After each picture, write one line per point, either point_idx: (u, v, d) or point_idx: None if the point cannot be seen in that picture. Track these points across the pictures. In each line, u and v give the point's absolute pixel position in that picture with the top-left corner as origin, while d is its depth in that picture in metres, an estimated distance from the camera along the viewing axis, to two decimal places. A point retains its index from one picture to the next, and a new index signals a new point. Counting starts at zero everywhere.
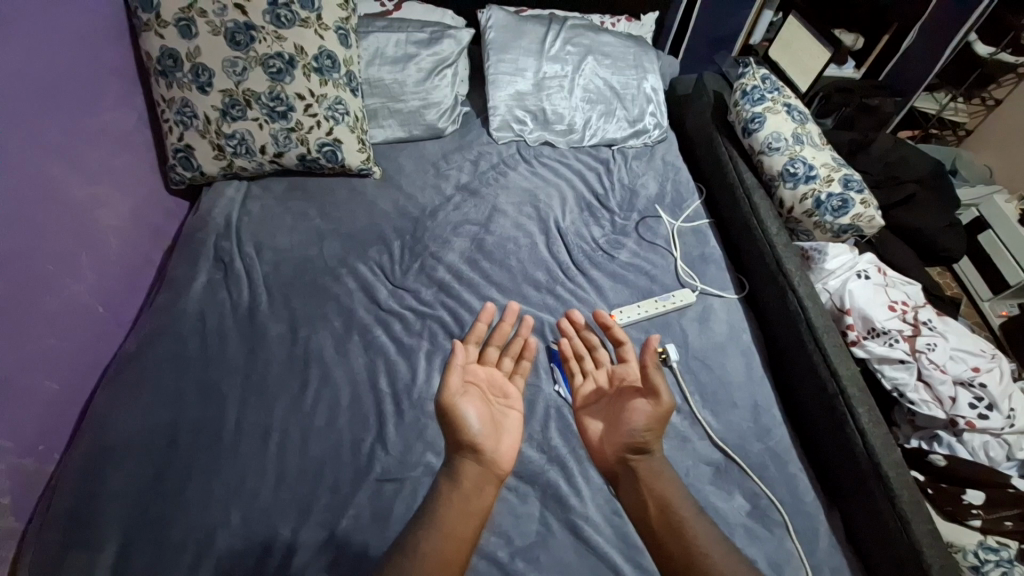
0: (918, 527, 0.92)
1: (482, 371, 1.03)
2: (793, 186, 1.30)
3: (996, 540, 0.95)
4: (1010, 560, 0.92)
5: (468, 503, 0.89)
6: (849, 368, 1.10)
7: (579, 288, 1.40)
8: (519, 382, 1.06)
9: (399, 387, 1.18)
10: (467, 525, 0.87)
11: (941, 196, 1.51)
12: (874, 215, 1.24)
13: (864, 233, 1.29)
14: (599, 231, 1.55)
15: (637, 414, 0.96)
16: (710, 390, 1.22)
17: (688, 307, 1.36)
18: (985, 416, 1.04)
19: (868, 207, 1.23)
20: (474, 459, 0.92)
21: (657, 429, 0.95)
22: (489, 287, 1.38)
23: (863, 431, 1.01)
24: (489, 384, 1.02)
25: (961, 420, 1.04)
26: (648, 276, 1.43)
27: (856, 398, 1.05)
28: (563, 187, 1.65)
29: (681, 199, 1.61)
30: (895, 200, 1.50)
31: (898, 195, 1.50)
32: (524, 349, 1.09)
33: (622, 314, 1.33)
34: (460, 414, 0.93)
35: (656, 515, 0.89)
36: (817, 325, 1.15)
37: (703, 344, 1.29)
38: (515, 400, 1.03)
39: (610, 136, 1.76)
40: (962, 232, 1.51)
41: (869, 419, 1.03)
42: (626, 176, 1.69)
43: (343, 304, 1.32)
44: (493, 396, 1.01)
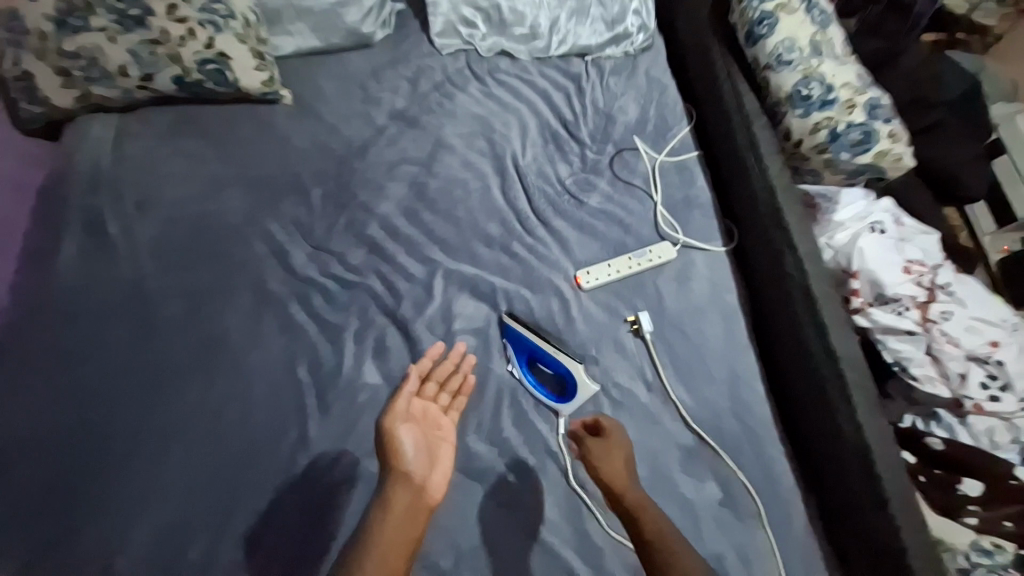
0: (903, 518, 0.83)
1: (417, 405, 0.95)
2: (804, 114, 1.04)
3: (990, 541, 0.86)
4: (1004, 566, 0.84)
5: (396, 533, 0.82)
6: (849, 347, 0.93)
7: (540, 243, 1.17)
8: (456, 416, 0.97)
9: (323, 376, 1.00)
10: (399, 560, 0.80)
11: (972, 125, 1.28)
12: (901, 154, 1.02)
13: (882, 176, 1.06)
14: (566, 169, 1.28)
15: (607, 467, 0.89)
16: (687, 364, 1.06)
17: (666, 264, 1.16)
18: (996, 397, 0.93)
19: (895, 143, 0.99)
20: (403, 493, 0.85)
21: (621, 473, 0.88)
22: (432, 246, 1.14)
23: (857, 412, 0.88)
24: (424, 423, 0.94)
25: (968, 402, 0.93)
26: (622, 226, 1.21)
27: (855, 381, 0.91)
28: (524, 112, 1.34)
29: (665, 126, 1.33)
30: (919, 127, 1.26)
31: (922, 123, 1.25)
32: (464, 387, 0.99)
33: (589, 275, 1.13)
34: (397, 441, 0.90)
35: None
36: (816, 291, 0.97)
37: (682, 307, 1.11)
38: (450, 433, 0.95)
39: (583, 42, 1.41)
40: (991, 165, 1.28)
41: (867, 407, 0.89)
42: (601, 97, 1.38)
43: (252, 274, 1.08)
44: (428, 430, 0.94)
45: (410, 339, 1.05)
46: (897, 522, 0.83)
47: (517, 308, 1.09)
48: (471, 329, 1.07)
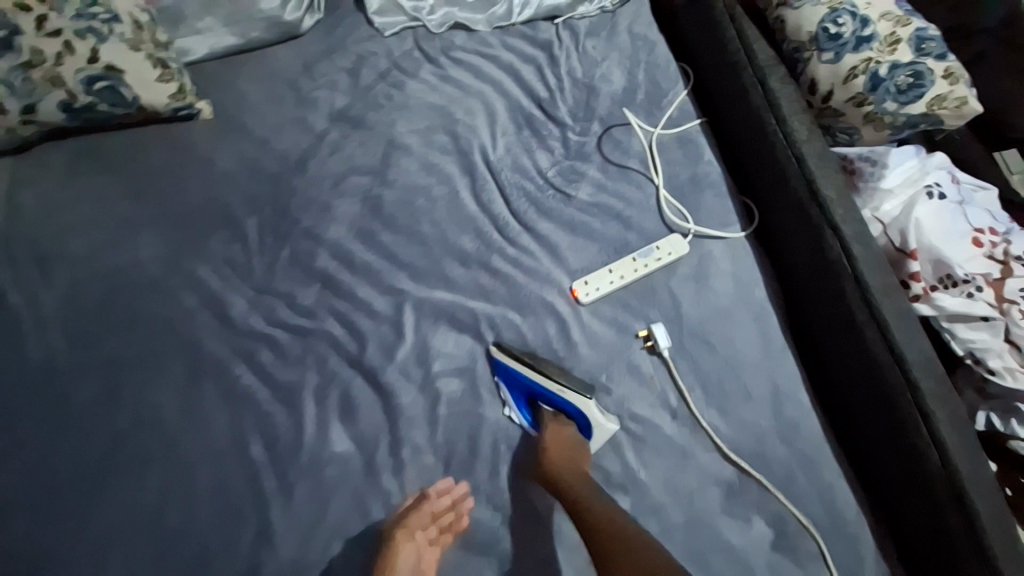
0: (998, 545, 0.68)
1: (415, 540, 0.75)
2: (834, 58, 0.83)
3: None
4: None
5: None
6: (918, 349, 0.76)
7: (525, 252, 0.97)
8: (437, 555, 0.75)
9: (282, 451, 0.83)
10: None
11: None
12: (965, 96, 0.77)
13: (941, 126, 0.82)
14: (547, 157, 1.07)
15: (551, 467, 0.78)
16: (715, 381, 0.89)
17: (678, 261, 0.97)
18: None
19: (955, 82, 0.77)
20: None
21: (575, 472, 0.78)
22: (397, 273, 0.94)
23: (935, 422, 0.72)
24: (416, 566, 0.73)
25: None
26: (619, 220, 1.01)
27: (931, 392, 0.73)
28: (490, 96, 1.13)
29: (659, 93, 1.12)
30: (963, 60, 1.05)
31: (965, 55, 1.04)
32: (455, 524, 0.77)
33: (587, 286, 0.94)
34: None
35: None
36: (873, 282, 0.78)
37: (702, 312, 0.93)
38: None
39: (550, 2, 1.18)
40: None
41: (947, 421, 0.72)
42: (579, 66, 1.16)
43: (183, 335, 0.90)
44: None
45: (381, 393, 0.86)
46: (993, 552, 0.68)
47: (506, 336, 0.90)
48: (454, 370, 0.88)
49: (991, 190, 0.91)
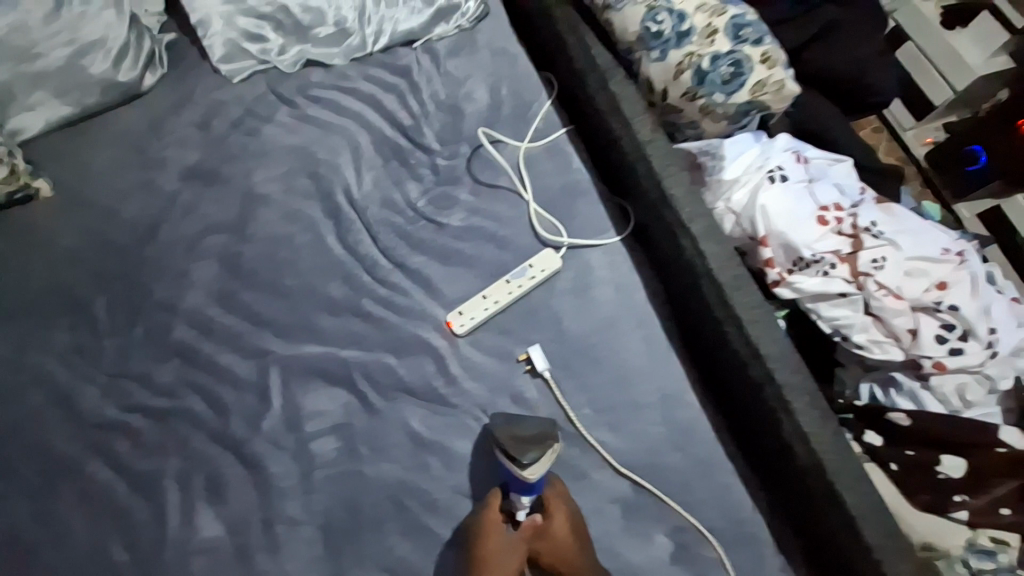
0: (872, 529, 0.67)
1: (504, 556, 0.71)
2: (661, 56, 0.82)
3: (992, 538, 0.70)
4: (1012, 568, 0.68)
5: None
6: (775, 340, 0.75)
7: (397, 291, 0.94)
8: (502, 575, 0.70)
9: (144, 550, 0.76)
10: None
11: (871, 16, 1.06)
12: (786, 79, 0.76)
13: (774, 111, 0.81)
14: (417, 187, 1.04)
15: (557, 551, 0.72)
16: (603, 395, 0.86)
17: (556, 276, 0.94)
18: (954, 346, 0.74)
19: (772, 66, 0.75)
20: None
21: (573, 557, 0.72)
22: (262, 333, 0.89)
23: (794, 413, 0.72)
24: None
25: (926, 362, 0.74)
26: (494, 242, 0.98)
27: (790, 383, 0.73)
28: (353, 130, 1.09)
29: (525, 105, 1.09)
30: (808, 37, 1.06)
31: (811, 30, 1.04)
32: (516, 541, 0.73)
33: (464, 317, 0.91)
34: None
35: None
36: (724, 279, 0.77)
37: (583, 326, 0.91)
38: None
39: (404, 27, 1.15)
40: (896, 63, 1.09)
41: (806, 408, 0.72)
42: (443, 87, 1.12)
43: (29, 437, 0.83)
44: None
45: (251, 467, 0.81)
46: (865, 536, 0.66)
47: (384, 383, 0.87)
48: (330, 427, 0.84)
49: (843, 158, 0.90)
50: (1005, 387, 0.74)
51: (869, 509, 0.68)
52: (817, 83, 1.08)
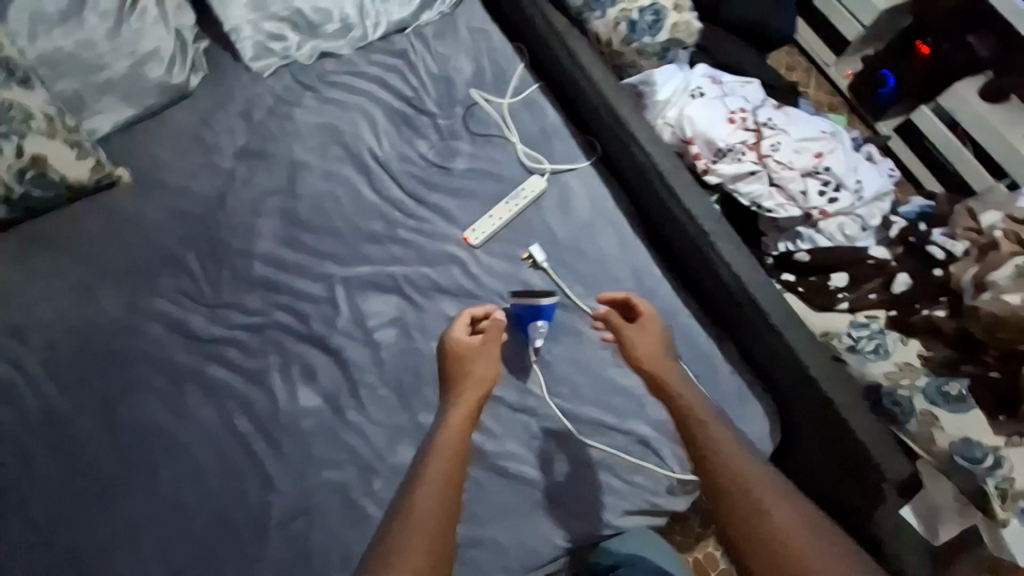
0: (782, 322, 0.95)
1: (478, 350, 0.96)
2: (603, 15, 1.10)
3: (866, 316, 0.98)
4: (882, 330, 0.96)
5: (425, 501, 0.75)
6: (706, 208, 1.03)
7: (422, 221, 1.20)
8: (476, 356, 0.96)
9: (266, 420, 1.02)
10: (429, 504, 0.74)
11: None
12: (689, 21, 1.10)
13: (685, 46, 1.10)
14: (426, 144, 1.31)
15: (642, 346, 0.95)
16: (590, 276, 1.14)
17: (542, 196, 1.22)
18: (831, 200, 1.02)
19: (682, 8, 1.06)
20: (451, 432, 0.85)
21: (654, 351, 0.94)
22: (322, 263, 1.15)
23: (720, 254, 0.99)
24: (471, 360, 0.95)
25: (815, 211, 1.02)
26: (493, 178, 1.25)
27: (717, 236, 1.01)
28: (367, 105, 1.35)
29: (503, 71, 1.36)
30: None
31: None
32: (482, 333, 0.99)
33: (477, 232, 1.17)
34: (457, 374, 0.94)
35: (729, 477, 0.74)
36: (666, 169, 1.05)
37: (569, 230, 1.19)
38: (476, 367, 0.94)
39: (396, 18, 1.40)
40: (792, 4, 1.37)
41: (731, 250, 1.00)
42: (435, 64, 1.39)
43: (157, 357, 1.07)
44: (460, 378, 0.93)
45: (332, 355, 1.07)
46: (777, 327, 0.94)
47: (423, 287, 1.13)
48: (388, 323, 1.10)
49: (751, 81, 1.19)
50: (874, 221, 1.03)
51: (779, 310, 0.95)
52: (732, 26, 1.35)
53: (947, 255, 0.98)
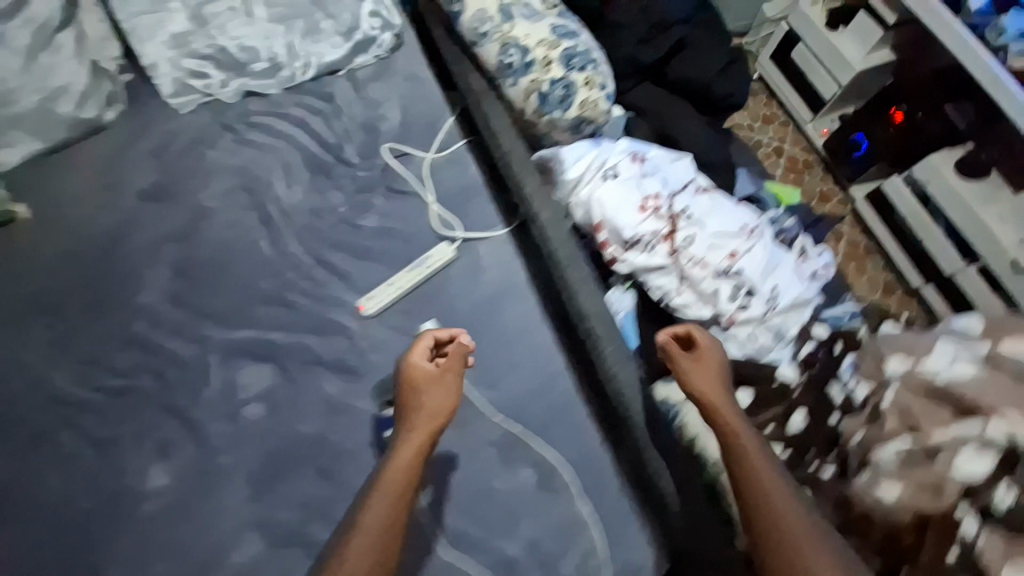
0: None
1: (440, 379, 0.92)
2: (515, 82, 1.00)
3: None
4: None
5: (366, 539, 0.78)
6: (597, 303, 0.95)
7: (318, 282, 1.13)
8: (447, 384, 0.92)
9: (115, 495, 0.96)
10: (365, 548, 0.77)
11: (714, 31, 1.25)
12: (600, 98, 0.94)
13: (599, 123, 0.99)
14: (340, 196, 1.23)
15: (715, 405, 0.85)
16: (486, 360, 1.05)
17: (450, 265, 1.13)
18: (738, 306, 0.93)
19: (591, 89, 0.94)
20: (400, 462, 0.84)
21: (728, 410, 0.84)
22: (203, 322, 1.09)
23: (603, 359, 0.92)
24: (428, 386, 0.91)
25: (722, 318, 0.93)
26: (402, 239, 1.16)
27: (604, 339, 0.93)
28: (285, 150, 1.28)
29: (430, 123, 1.28)
30: (666, 50, 1.21)
31: (664, 47, 1.21)
32: (449, 363, 0.94)
33: (372, 300, 1.09)
34: (412, 400, 0.90)
35: (755, 521, 0.76)
36: (561, 257, 0.97)
37: (472, 304, 1.09)
38: (437, 398, 0.90)
39: (328, 60, 1.33)
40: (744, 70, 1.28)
41: (615, 356, 0.92)
42: (362, 109, 1.31)
43: (16, 413, 1.01)
44: (411, 406, 0.90)
45: (197, 427, 1.01)
46: None
47: (306, 358, 1.06)
48: (260, 396, 1.04)
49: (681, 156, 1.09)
50: (790, 334, 0.95)
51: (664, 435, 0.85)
52: (677, 89, 1.25)
53: (846, 399, 0.90)
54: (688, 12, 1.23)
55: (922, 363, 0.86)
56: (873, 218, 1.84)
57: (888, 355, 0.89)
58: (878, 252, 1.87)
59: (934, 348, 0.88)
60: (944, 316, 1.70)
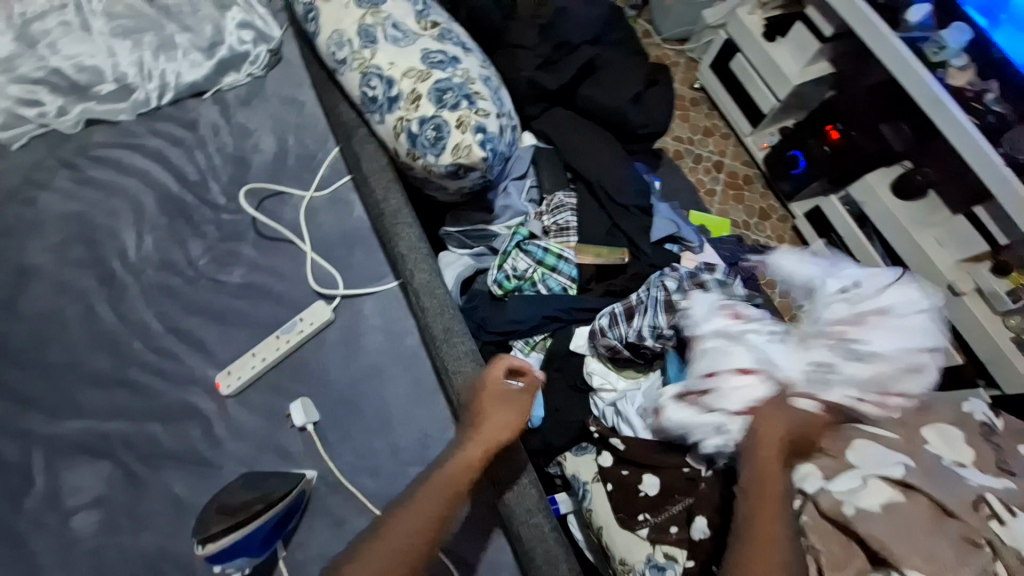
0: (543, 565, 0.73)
1: (502, 407, 0.77)
2: (382, 119, 0.85)
3: (665, 553, 0.77)
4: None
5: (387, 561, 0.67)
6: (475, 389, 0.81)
7: (166, 352, 0.94)
8: (505, 414, 0.77)
9: None
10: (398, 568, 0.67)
11: (627, 51, 1.14)
12: (475, 142, 0.79)
13: (483, 171, 0.83)
14: (201, 244, 1.04)
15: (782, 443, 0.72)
16: (366, 444, 0.89)
17: (328, 327, 0.96)
18: (709, 355, 0.81)
19: (462, 131, 0.79)
20: (451, 478, 0.73)
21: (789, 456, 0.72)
22: (20, 413, 0.89)
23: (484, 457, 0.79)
24: (493, 411, 0.77)
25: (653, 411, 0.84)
26: (271, 296, 0.99)
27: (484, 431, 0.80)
28: (136, 190, 1.08)
29: (310, 154, 1.11)
30: (572, 76, 1.09)
31: (572, 68, 1.09)
32: (522, 394, 0.79)
33: (231, 376, 0.92)
34: (478, 416, 0.77)
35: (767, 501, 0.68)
36: (437, 328, 0.84)
37: (352, 374, 0.94)
38: (502, 429, 0.76)
39: (188, 79, 1.14)
40: (662, 91, 1.17)
41: (499, 454, 0.79)
42: (232, 139, 1.13)
43: None
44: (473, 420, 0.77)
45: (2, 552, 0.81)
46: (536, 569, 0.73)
47: (148, 451, 0.88)
48: (90, 503, 0.84)
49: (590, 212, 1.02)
50: None
51: (546, 540, 0.74)
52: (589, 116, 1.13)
53: None
54: (598, 29, 1.11)
55: (829, 476, 0.72)
56: (814, 236, 1.75)
57: (798, 461, 0.74)
58: None
59: (850, 445, 0.74)
60: None
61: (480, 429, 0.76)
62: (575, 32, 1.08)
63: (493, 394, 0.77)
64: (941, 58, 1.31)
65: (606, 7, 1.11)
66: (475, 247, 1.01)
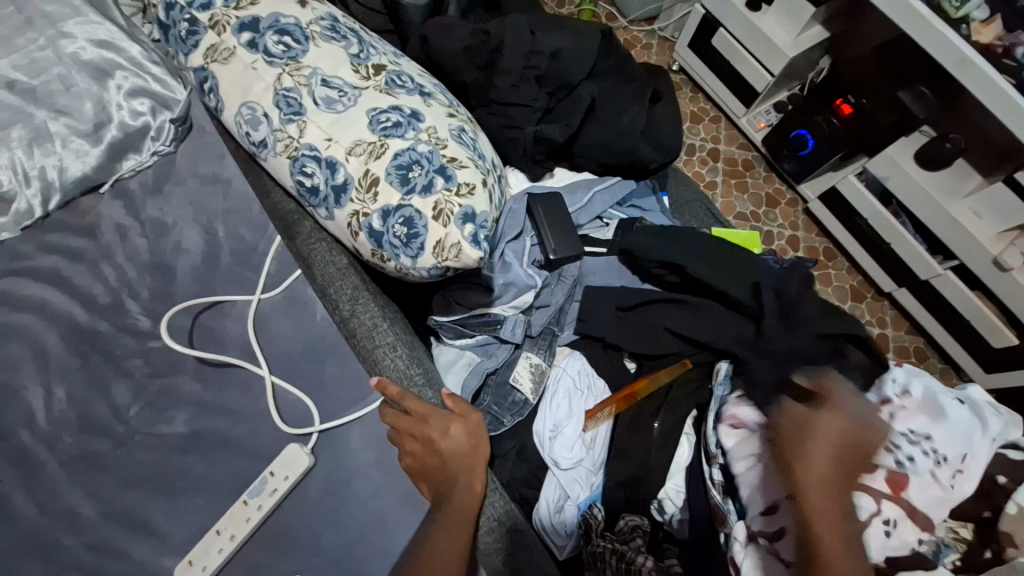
0: None
1: (438, 437, 0.71)
2: (330, 213, 0.66)
3: None
4: None
5: None
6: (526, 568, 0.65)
7: (107, 549, 0.72)
8: (449, 441, 0.71)
9: None
10: None
11: (619, 83, 0.98)
12: (462, 238, 0.61)
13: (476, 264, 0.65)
14: (126, 388, 0.80)
15: (445, 463, 0.70)
16: None
17: (311, 475, 0.76)
18: (763, 480, 0.70)
19: (444, 224, 0.60)
20: (446, 527, 0.64)
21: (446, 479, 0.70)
22: None
23: None
24: (426, 444, 0.71)
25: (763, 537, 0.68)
26: (231, 445, 0.78)
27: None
28: (36, 328, 0.81)
29: (249, 247, 0.88)
30: (578, 121, 0.93)
31: (572, 119, 0.93)
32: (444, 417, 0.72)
33: (196, 568, 0.70)
34: (417, 464, 0.72)
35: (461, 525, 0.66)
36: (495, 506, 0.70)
37: (349, 533, 0.73)
38: (455, 459, 0.70)
39: (80, 174, 0.87)
40: (667, 113, 0.99)
41: None
42: (147, 240, 0.88)
43: None
44: (423, 470, 0.72)
45: None
46: None
47: None
48: None
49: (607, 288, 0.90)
50: None
51: None
52: (601, 165, 0.98)
53: None
54: (591, 65, 0.95)
55: None
56: (830, 220, 1.59)
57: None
58: (840, 252, 1.64)
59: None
60: (926, 318, 1.48)
61: (441, 470, 0.70)
62: (573, 72, 0.93)
63: (405, 431, 0.72)
64: (964, 12, 1.06)
65: (597, 33, 0.96)
66: (478, 335, 0.85)
